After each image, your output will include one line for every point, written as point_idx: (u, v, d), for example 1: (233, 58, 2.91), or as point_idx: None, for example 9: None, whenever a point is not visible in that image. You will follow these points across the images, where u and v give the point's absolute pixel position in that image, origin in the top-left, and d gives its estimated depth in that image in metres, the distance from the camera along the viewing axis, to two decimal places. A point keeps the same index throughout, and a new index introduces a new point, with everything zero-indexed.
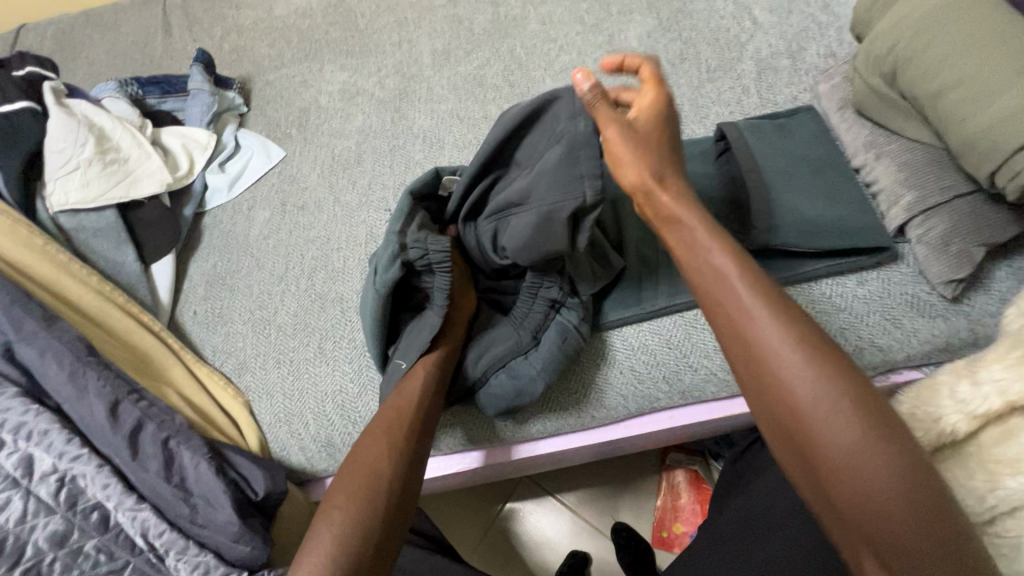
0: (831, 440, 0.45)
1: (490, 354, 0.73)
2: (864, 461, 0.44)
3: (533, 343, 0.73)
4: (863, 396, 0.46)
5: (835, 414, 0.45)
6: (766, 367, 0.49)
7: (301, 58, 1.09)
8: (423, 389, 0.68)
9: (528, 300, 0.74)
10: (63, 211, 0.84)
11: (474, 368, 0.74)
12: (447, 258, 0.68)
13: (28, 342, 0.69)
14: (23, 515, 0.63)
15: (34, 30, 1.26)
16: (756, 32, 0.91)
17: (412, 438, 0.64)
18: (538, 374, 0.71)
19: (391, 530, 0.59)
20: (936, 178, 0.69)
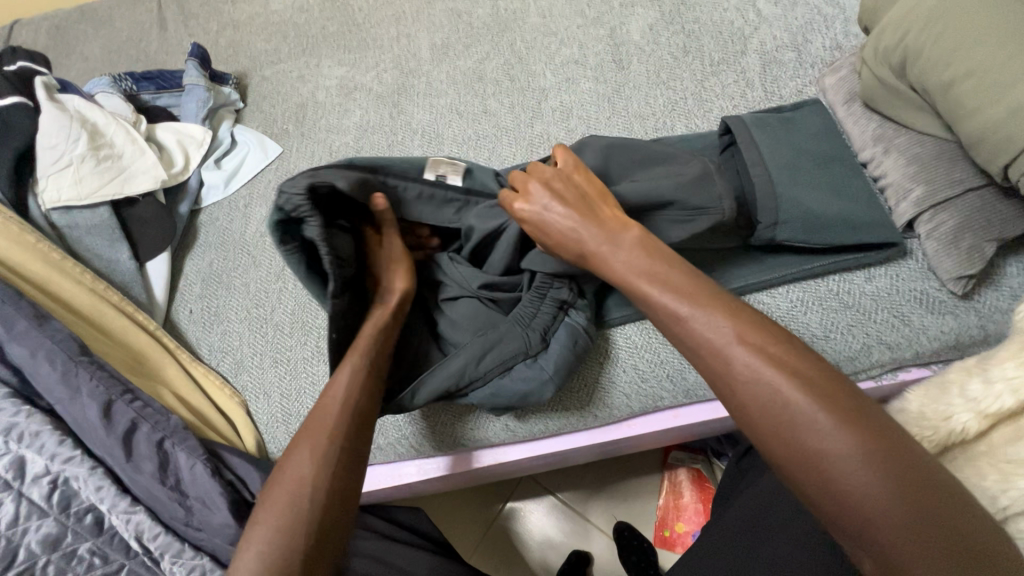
0: (802, 434, 0.44)
1: (489, 356, 0.69)
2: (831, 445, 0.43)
3: (543, 346, 0.70)
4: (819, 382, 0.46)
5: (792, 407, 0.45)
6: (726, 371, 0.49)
7: (298, 53, 1.08)
8: (351, 380, 0.60)
9: (533, 308, 0.70)
10: (56, 208, 0.83)
11: (452, 370, 0.68)
12: (308, 198, 0.60)
13: (20, 341, 0.68)
14: (14, 519, 0.61)
15: (27, 26, 1.24)
16: (760, 25, 0.90)
17: (339, 434, 0.57)
18: (549, 377, 0.69)
19: (322, 539, 0.53)
20: (947, 172, 0.68)
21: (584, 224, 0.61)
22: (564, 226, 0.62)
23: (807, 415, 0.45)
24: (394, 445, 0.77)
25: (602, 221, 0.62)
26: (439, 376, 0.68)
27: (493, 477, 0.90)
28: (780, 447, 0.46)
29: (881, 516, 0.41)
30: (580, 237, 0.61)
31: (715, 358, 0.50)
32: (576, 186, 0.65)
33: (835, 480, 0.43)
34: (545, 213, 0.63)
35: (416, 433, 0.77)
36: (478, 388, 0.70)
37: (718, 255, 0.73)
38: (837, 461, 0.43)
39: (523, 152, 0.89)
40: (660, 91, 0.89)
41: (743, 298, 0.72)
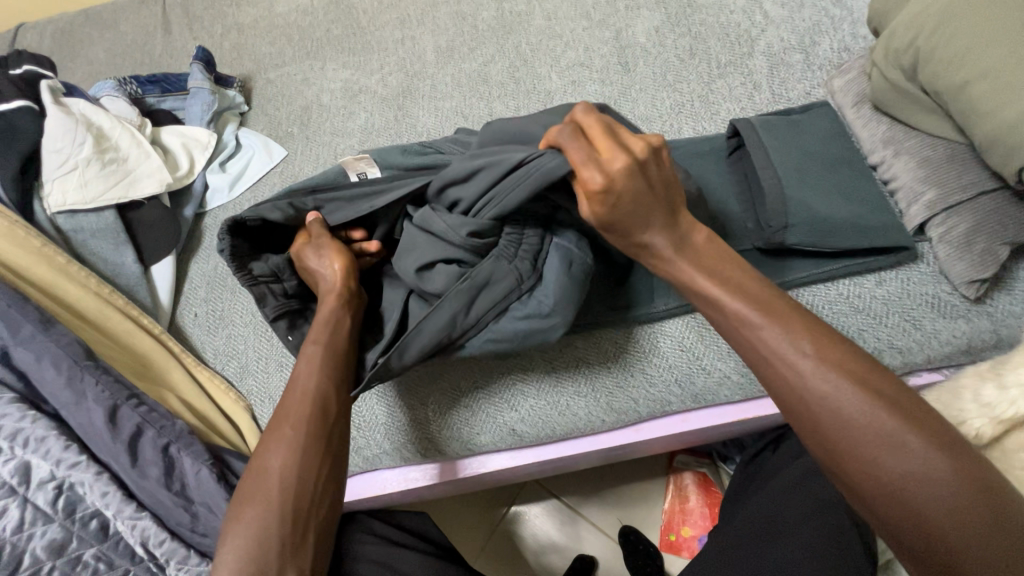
0: (885, 455, 0.42)
1: (480, 299, 0.64)
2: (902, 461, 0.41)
3: (534, 274, 0.64)
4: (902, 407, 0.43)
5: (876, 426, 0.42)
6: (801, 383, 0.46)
7: (302, 56, 1.08)
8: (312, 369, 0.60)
9: (511, 244, 0.64)
10: (61, 212, 0.83)
11: (439, 318, 0.63)
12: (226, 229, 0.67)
13: (25, 345, 0.68)
14: (20, 524, 0.61)
15: (33, 29, 1.24)
16: (767, 27, 0.89)
17: (310, 423, 0.57)
18: (552, 309, 0.63)
19: (298, 521, 0.54)
20: (958, 175, 0.67)
21: (663, 215, 0.54)
22: (643, 211, 0.53)
23: (891, 437, 0.42)
24: (401, 451, 0.77)
25: (676, 213, 0.55)
26: (427, 328, 0.63)
27: (497, 482, 0.89)
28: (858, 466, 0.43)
29: (957, 536, 0.39)
30: (654, 226, 0.54)
31: (793, 368, 0.46)
32: (658, 158, 0.55)
33: (909, 496, 0.41)
34: (633, 191, 0.52)
35: (422, 438, 0.76)
36: (474, 334, 0.65)
37: None
38: (913, 477, 0.41)
39: None
40: (666, 93, 0.88)
41: None
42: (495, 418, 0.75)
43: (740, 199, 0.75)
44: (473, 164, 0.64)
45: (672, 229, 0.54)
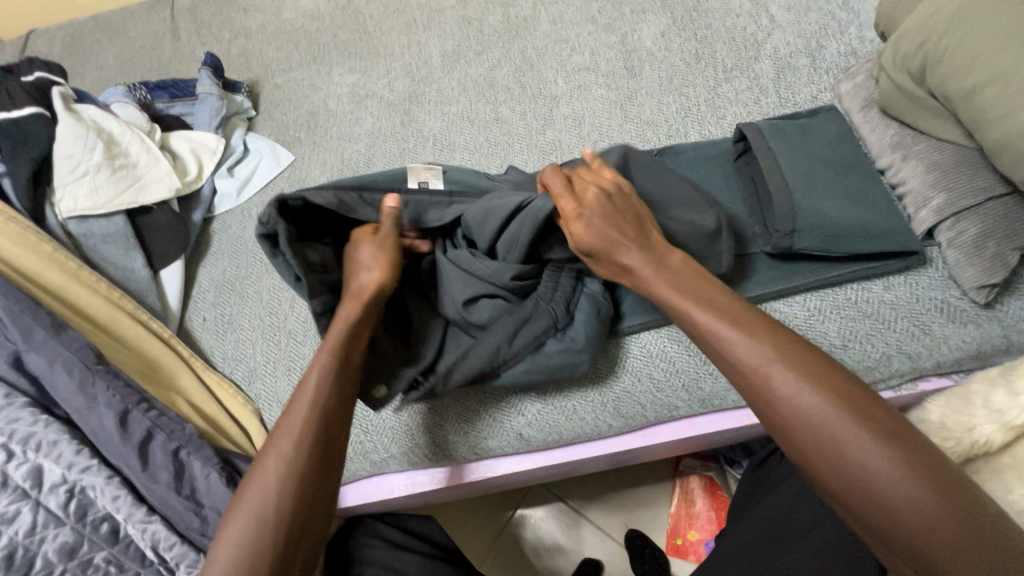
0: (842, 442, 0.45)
1: (522, 334, 0.68)
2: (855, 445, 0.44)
3: (568, 317, 0.69)
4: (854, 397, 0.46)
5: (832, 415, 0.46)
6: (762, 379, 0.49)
7: (309, 61, 1.08)
8: (323, 378, 0.58)
9: (549, 288, 0.70)
10: (72, 217, 0.84)
11: (484, 351, 0.67)
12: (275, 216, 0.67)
13: (37, 350, 0.68)
14: (31, 528, 0.62)
15: (44, 35, 1.26)
16: (774, 31, 0.89)
17: (310, 437, 0.55)
18: (584, 347, 0.68)
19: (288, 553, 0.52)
20: (968, 180, 0.67)
21: (630, 234, 0.61)
22: (610, 230, 0.61)
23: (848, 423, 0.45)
24: (407, 455, 0.77)
25: (645, 231, 0.62)
26: (473, 359, 0.68)
27: (503, 487, 0.89)
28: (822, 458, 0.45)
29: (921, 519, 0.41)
30: (624, 242, 0.61)
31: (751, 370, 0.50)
32: (619, 191, 0.65)
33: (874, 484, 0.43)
34: (595, 217, 0.62)
35: (430, 442, 0.76)
36: (513, 365, 0.69)
37: (734, 263, 0.72)
38: (869, 462, 0.43)
39: (535, 160, 0.89)
40: (672, 98, 0.88)
41: (759, 307, 0.71)
42: (502, 423, 0.75)
43: (747, 204, 0.75)
44: (514, 203, 0.66)
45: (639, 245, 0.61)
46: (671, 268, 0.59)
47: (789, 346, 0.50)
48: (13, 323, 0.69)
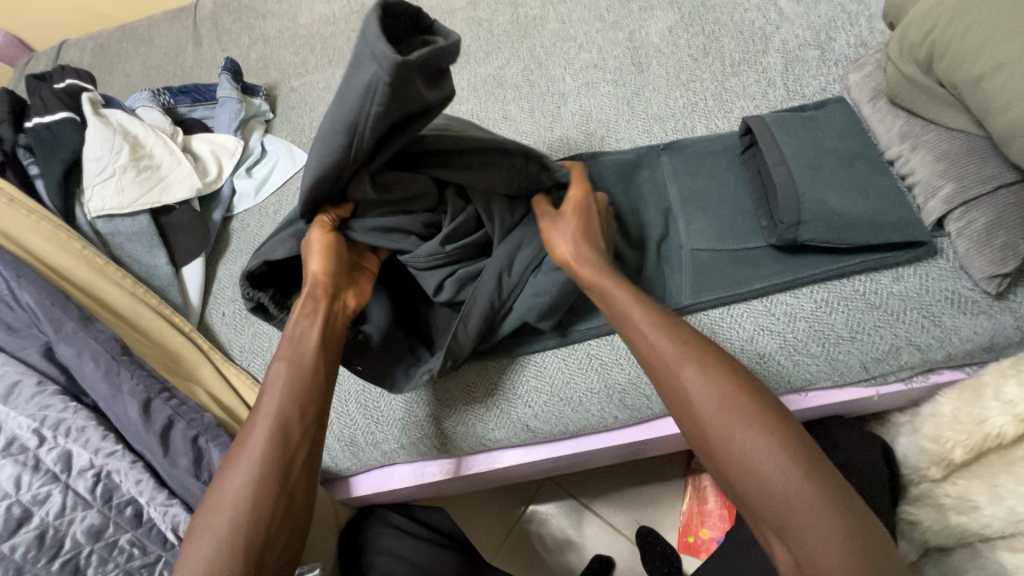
0: (732, 430, 0.51)
1: (518, 261, 0.70)
2: (781, 484, 0.48)
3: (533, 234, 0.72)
4: (748, 396, 0.52)
5: (724, 408, 0.52)
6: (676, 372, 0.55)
7: (324, 64, 1.11)
8: (278, 392, 0.59)
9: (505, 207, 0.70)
10: (100, 217, 0.88)
11: (483, 292, 0.69)
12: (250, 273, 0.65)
13: (67, 341, 0.72)
14: (61, 509, 0.66)
15: (75, 45, 1.32)
16: (782, 24, 0.89)
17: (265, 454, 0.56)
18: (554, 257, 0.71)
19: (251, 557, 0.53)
20: (978, 169, 0.66)
21: (569, 246, 0.66)
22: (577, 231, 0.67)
23: (739, 421, 0.51)
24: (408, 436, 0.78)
25: (596, 238, 0.68)
26: (476, 305, 0.69)
27: (515, 478, 0.91)
28: (715, 440, 0.52)
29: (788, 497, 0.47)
30: (578, 255, 0.65)
31: (667, 370, 0.56)
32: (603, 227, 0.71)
33: (752, 466, 0.49)
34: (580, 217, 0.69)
35: (436, 434, 0.78)
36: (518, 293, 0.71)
37: (738, 256, 0.73)
38: (750, 452, 0.49)
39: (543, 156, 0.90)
40: (679, 93, 0.89)
41: (765, 299, 0.71)
42: (509, 416, 0.76)
43: (752, 197, 0.75)
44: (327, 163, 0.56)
45: (586, 257, 0.65)
46: (603, 280, 0.63)
47: (708, 354, 0.55)
48: (45, 316, 0.72)
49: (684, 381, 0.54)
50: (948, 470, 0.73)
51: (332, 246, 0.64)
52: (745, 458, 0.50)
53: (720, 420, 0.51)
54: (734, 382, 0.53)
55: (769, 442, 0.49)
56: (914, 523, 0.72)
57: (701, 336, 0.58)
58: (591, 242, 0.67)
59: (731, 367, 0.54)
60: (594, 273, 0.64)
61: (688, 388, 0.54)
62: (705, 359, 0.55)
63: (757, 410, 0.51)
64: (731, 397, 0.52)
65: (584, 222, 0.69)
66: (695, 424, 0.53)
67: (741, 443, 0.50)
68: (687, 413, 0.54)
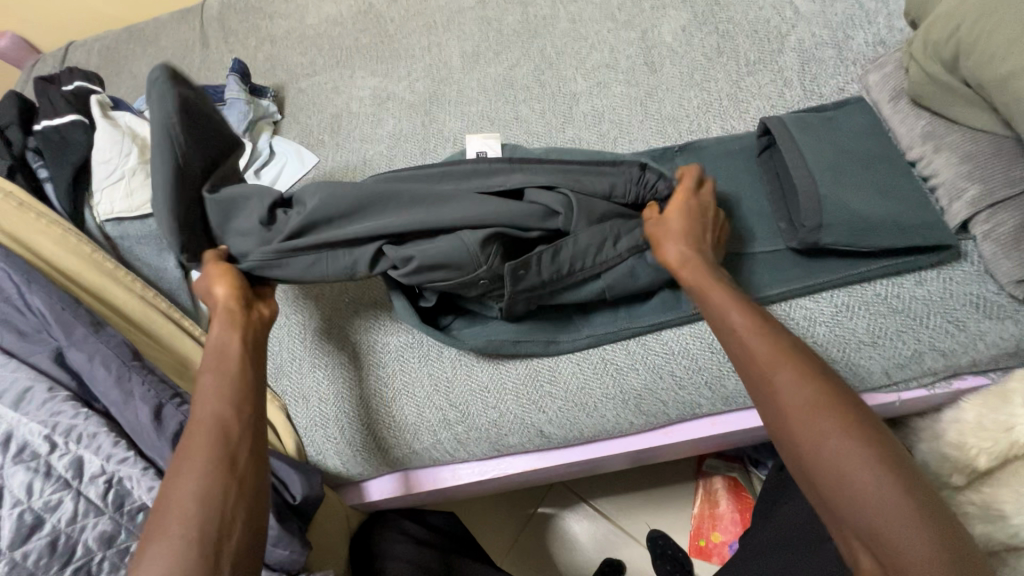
0: (825, 434, 0.49)
1: (625, 238, 0.71)
2: (873, 491, 0.46)
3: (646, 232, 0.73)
4: (843, 403, 0.51)
5: (817, 411, 0.50)
6: (768, 369, 0.54)
7: (333, 65, 1.11)
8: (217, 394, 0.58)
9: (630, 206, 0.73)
10: (110, 220, 0.88)
11: (585, 241, 0.69)
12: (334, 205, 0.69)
13: (77, 346, 0.71)
14: (73, 516, 0.65)
15: (82, 47, 1.31)
16: (798, 23, 0.87)
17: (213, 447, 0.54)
18: None
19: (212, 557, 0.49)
20: (1004, 170, 0.65)
21: (679, 248, 0.66)
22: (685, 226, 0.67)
23: (831, 427, 0.49)
24: (395, 447, 0.78)
25: (705, 238, 0.66)
26: (566, 254, 0.69)
27: (526, 483, 0.89)
28: (805, 443, 0.50)
29: (877, 508, 0.46)
30: (681, 254, 0.65)
31: (759, 365, 0.54)
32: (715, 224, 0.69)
33: (845, 472, 0.47)
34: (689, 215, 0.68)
35: (449, 438, 0.77)
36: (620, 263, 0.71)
37: (757, 259, 0.72)
38: (841, 457, 0.48)
39: None
40: (694, 93, 0.87)
41: (786, 303, 0.70)
42: (524, 420, 0.75)
43: (770, 199, 0.74)
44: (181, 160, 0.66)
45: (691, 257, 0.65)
46: (713, 277, 0.62)
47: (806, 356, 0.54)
48: (55, 321, 0.72)
49: (774, 379, 0.53)
50: (971, 477, 0.71)
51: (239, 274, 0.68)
52: (835, 464, 0.48)
53: (814, 423, 0.50)
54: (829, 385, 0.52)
55: (865, 451, 0.48)
56: None
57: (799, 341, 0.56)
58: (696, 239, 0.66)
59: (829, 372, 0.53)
60: (694, 273, 0.63)
61: (779, 385, 0.53)
62: (801, 359, 0.54)
63: (853, 418, 0.50)
64: (826, 400, 0.51)
65: (693, 217, 0.68)
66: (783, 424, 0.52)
67: (838, 444, 0.48)
68: (774, 410, 0.53)
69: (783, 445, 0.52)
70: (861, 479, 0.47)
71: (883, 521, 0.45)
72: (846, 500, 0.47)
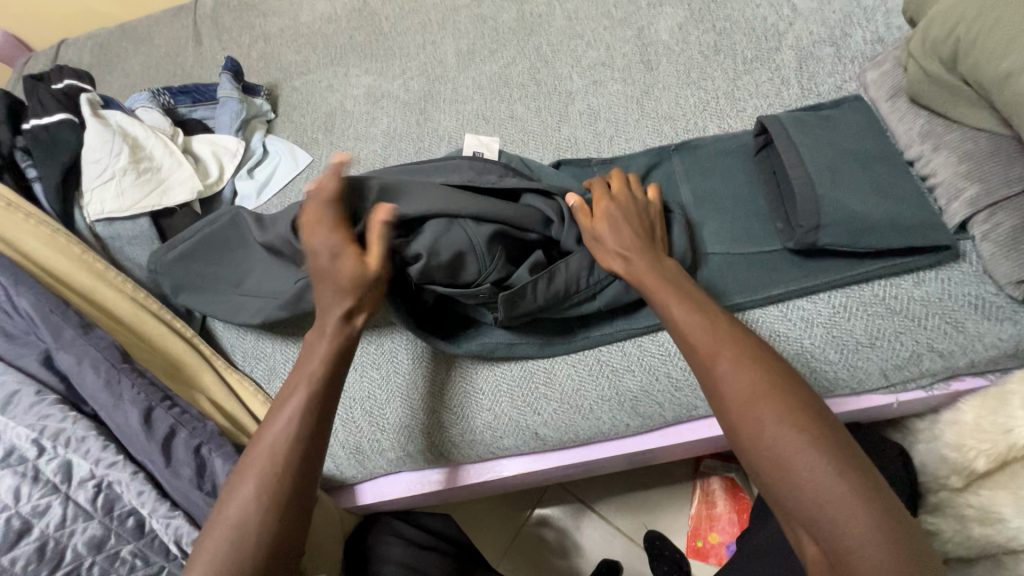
0: (763, 421, 0.51)
1: None
2: (813, 477, 0.47)
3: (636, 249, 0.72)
4: (785, 391, 0.52)
5: (757, 399, 0.52)
6: (713, 362, 0.55)
7: (326, 63, 1.09)
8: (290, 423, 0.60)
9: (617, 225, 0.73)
10: (99, 220, 0.86)
11: (577, 262, 0.69)
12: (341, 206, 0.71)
13: (66, 349, 0.70)
14: (62, 520, 0.63)
15: (74, 44, 1.30)
16: (796, 20, 0.87)
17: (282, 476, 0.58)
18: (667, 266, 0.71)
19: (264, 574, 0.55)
20: (1003, 170, 0.64)
21: (613, 245, 0.66)
22: (618, 221, 0.67)
23: (771, 414, 0.51)
24: (387, 450, 0.77)
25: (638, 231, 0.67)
26: (558, 274, 0.68)
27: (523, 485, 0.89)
28: (746, 431, 0.52)
29: (816, 491, 0.47)
30: (620, 251, 0.66)
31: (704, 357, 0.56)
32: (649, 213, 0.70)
33: (783, 458, 0.49)
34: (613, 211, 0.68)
35: (439, 441, 0.76)
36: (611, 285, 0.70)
37: (756, 260, 0.71)
38: (780, 443, 0.50)
39: (550, 157, 0.89)
40: (690, 91, 0.86)
41: (783, 304, 0.69)
42: (518, 422, 0.74)
43: (767, 199, 0.74)
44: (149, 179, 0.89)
45: (630, 254, 0.65)
46: (666, 270, 0.64)
47: (750, 348, 0.56)
48: (43, 323, 0.71)
49: (718, 371, 0.55)
50: (968, 479, 0.71)
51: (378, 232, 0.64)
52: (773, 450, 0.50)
53: (753, 411, 0.52)
54: (772, 375, 0.53)
55: (804, 437, 0.49)
56: (936, 534, 0.71)
57: (749, 333, 0.57)
58: (632, 233, 0.66)
59: (774, 363, 0.54)
60: (642, 266, 0.64)
61: (721, 379, 0.54)
62: (745, 353, 0.55)
63: (795, 405, 0.51)
64: (766, 389, 0.52)
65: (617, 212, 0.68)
66: (727, 414, 0.53)
67: (776, 436, 0.50)
68: (720, 405, 0.54)
69: (730, 440, 0.54)
70: (798, 464, 0.48)
71: (821, 505, 0.47)
72: (788, 484, 0.48)
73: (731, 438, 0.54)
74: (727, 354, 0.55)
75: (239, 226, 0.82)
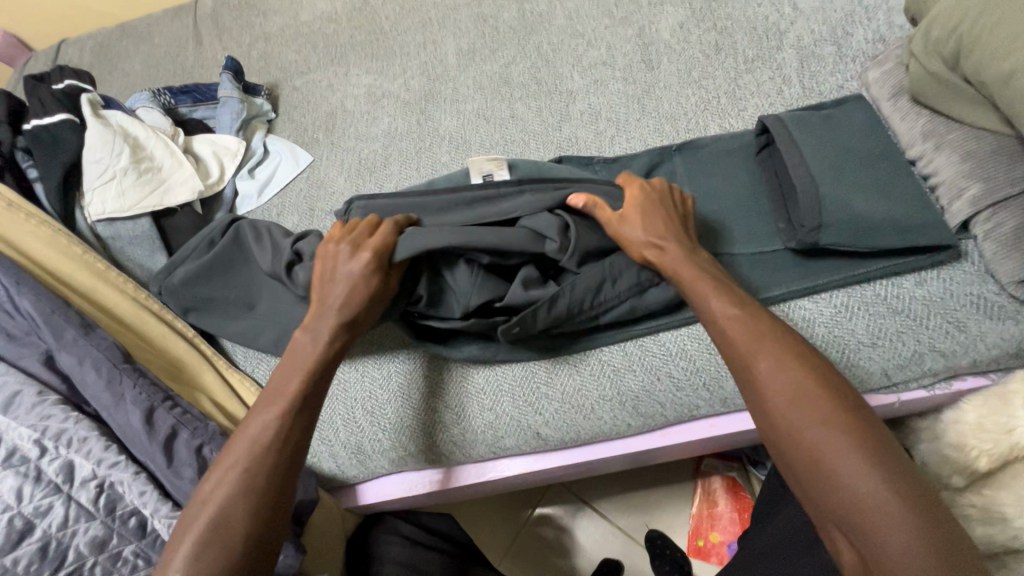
0: (802, 420, 0.51)
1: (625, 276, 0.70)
2: (853, 476, 0.48)
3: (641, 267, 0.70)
4: (825, 391, 0.52)
5: (796, 399, 0.52)
6: (753, 361, 0.56)
7: (327, 62, 1.09)
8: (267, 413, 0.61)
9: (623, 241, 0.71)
10: (100, 220, 0.86)
11: (582, 287, 0.68)
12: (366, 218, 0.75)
13: (67, 349, 0.70)
14: (64, 520, 0.63)
15: (74, 44, 1.30)
16: (797, 19, 0.86)
17: (262, 462, 0.58)
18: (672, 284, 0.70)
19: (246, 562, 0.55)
20: (1006, 169, 0.64)
21: (642, 236, 0.66)
22: (648, 215, 0.67)
23: (809, 414, 0.51)
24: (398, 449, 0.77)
25: (671, 224, 0.66)
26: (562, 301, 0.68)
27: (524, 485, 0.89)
28: (784, 429, 0.52)
29: (854, 490, 0.48)
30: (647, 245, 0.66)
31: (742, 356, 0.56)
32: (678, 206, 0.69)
33: (821, 457, 0.50)
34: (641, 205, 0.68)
35: (451, 440, 0.76)
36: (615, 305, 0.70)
37: (757, 260, 0.71)
38: (819, 443, 0.50)
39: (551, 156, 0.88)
40: (691, 90, 0.86)
41: (785, 304, 0.69)
42: (522, 421, 0.74)
43: (769, 199, 0.74)
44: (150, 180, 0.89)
45: (662, 245, 0.65)
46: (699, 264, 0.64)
47: (791, 346, 0.56)
48: (44, 324, 0.71)
49: (758, 370, 0.55)
50: (971, 478, 0.71)
51: (389, 235, 0.68)
52: (812, 450, 0.50)
53: (791, 410, 0.52)
54: (811, 375, 0.53)
55: (844, 437, 0.50)
56: None
57: (789, 331, 0.57)
58: (664, 226, 0.66)
59: (815, 363, 0.54)
60: (673, 259, 0.64)
61: (761, 378, 0.54)
62: (784, 351, 0.55)
63: (835, 405, 0.52)
64: (806, 388, 0.52)
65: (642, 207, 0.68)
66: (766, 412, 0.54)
67: (815, 435, 0.50)
68: (757, 403, 0.55)
69: (765, 437, 0.55)
70: (838, 462, 0.49)
71: (859, 505, 0.47)
72: (825, 483, 0.49)
73: (767, 436, 0.54)
74: (767, 353, 0.55)
75: (239, 242, 0.82)
